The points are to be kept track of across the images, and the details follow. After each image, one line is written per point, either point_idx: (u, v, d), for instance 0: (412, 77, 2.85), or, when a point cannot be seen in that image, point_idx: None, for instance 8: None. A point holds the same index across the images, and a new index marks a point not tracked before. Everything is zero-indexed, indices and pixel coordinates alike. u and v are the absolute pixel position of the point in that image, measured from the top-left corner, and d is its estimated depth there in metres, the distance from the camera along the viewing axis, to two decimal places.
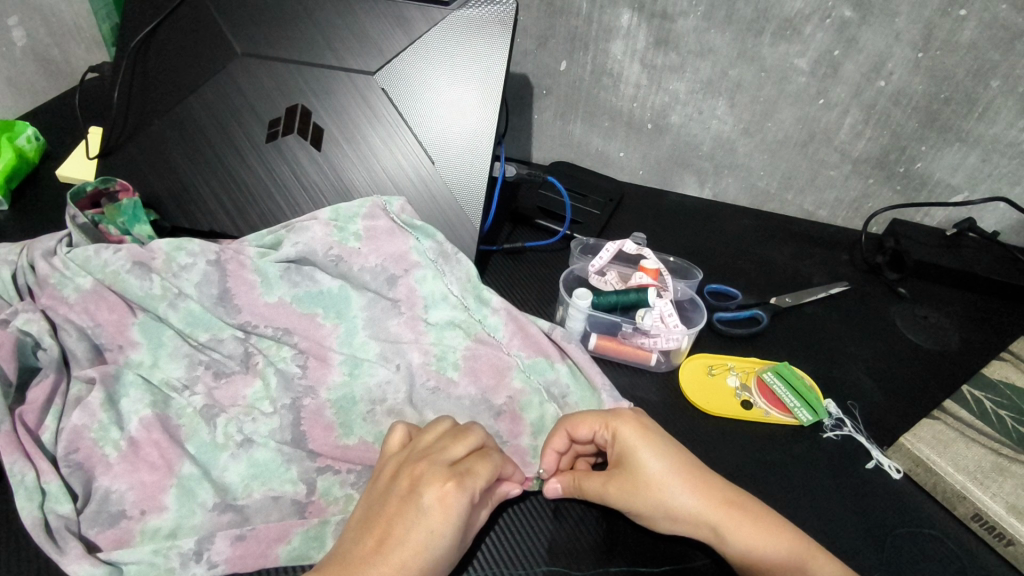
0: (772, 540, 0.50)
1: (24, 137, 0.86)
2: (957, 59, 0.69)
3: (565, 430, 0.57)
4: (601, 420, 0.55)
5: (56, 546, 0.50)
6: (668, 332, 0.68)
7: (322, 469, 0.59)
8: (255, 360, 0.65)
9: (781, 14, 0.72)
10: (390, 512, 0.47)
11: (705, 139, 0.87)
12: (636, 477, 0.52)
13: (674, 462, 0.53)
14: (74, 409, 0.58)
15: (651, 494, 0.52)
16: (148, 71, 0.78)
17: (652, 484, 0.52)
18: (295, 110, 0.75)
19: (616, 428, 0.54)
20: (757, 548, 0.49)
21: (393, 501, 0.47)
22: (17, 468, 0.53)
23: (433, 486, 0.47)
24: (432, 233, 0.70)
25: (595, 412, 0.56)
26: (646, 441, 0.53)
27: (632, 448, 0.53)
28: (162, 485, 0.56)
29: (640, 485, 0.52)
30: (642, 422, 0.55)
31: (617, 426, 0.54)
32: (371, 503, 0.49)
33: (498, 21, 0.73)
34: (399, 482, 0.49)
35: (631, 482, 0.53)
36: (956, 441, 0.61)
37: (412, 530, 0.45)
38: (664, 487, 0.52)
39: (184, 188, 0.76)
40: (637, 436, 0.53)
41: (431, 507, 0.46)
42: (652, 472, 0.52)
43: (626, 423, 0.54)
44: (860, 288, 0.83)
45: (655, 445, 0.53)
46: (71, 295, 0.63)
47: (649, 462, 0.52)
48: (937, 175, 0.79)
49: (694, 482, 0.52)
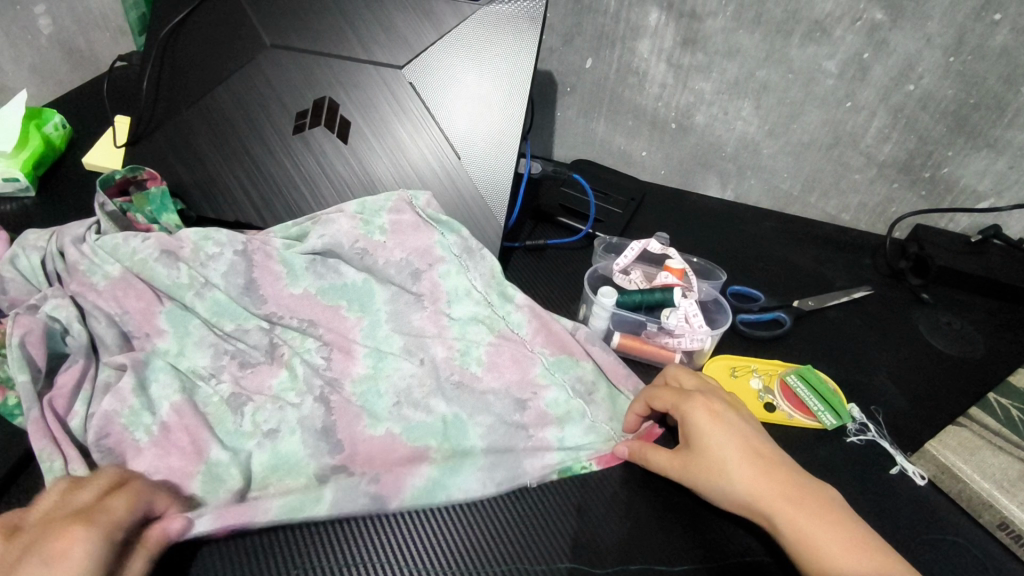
0: (828, 531, 0.48)
1: (51, 125, 0.87)
2: (988, 63, 0.69)
3: (645, 400, 0.59)
4: (674, 399, 0.57)
5: None
6: (692, 332, 0.68)
7: (338, 467, 0.59)
8: (280, 351, 0.65)
9: (811, 16, 0.72)
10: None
11: (730, 140, 0.86)
12: (701, 455, 0.53)
13: (740, 445, 0.53)
14: (103, 396, 0.59)
15: (711, 477, 0.52)
16: (177, 61, 0.79)
17: (712, 468, 0.52)
18: (322, 102, 0.75)
19: (686, 409, 0.55)
20: (818, 541, 0.48)
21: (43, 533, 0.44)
22: (47, 455, 0.54)
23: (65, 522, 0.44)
24: (457, 228, 0.70)
25: (670, 388, 0.58)
26: (714, 425, 0.54)
27: (699, 428, 0.54)
28: (188, 472, 0.56)
29: (705, 464, 0.53)
30: (712, 407, 0.55)
31: (686, 406, 0.55)
32: None
33: (528, 18, 0.73)
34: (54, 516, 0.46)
35: (695, 462, 0.53)
36: (982, 449, 0.62)
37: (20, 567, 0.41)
38: (723, 471, 0.52)
39: (210, 178, 0.76)
40: (704, 418, 0.54)
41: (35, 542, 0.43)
42: (718, 454, 0.52)
43: (695, 405, 0.55)
44: (883, 292, 0.83)
45: (720, 432, 0.53)
46: (99, 282, 0.64)
47: (714, 445, 0.53)
48: (963, 180, 0.78)
49: (757, 464, 0.52)
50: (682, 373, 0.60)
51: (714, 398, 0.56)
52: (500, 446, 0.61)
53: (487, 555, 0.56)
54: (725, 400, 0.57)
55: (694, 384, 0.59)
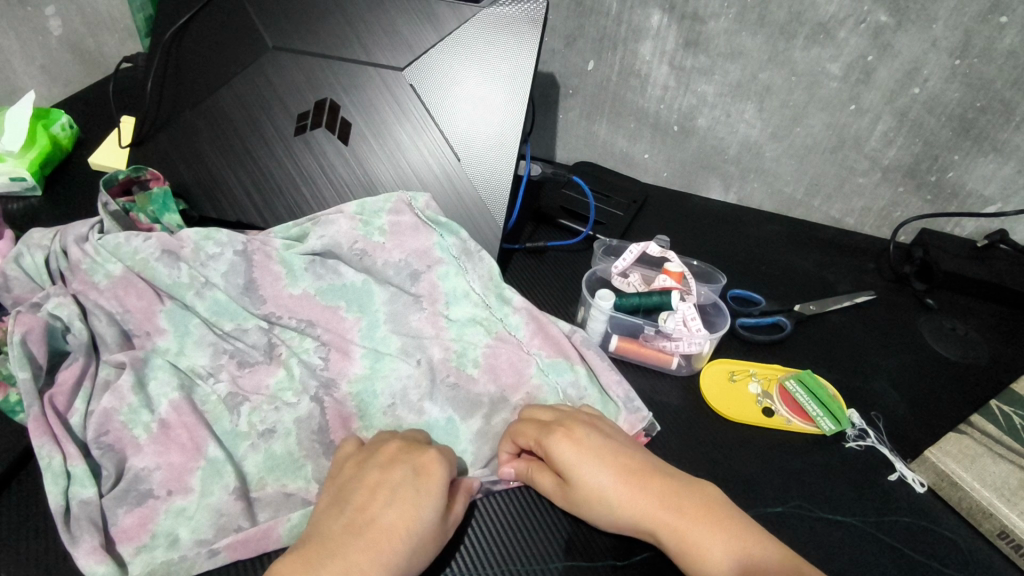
0: (712, 537, 0.47)
1: (59, 125, 0.88)
2: (995, 66, 0.68)
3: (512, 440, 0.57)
4: (536, 438, 0.55)
5: (70, 535, 0.51)
6: (690, 335, 0.67)
7: None
8: (279, 351, 0.66)
9: (815, 18, 0.71)
10: (368, 517, 0.47)
11: (733, 143, 0.86)
12: (576, 488, 0.52)
13: (609, 467, 0.51)
14: (103, 394, 0.59)
15: (590, 505, 0.51)
16: (181, 63, 0.79)
17: (589, 497, 0.51)
18: (324, 104, 0.75)
19: (549, 446, 0.53)
20: (703, 547, 0.47)
21: (372, 471, 0.51)
22: (46, 451, 0.54)
23: (413, 460, 0.51)
24: (456, 230, 0.70)
25: (531, 427, 0.56)
26: (580, 457, 0.52)
27: (565, 463, 0.52)
28: (188, 468, 0.56)
29: (582, 496, 0.51)
30: (574, 436, 0.53)
31: (548, 443, 0.53)
32: (340, 498, 0.50)
33: (528, 20, 0.73)
34: (345, 478, 0.52)
35: (575, 494, 0.52)
36: (983, 457, 0.60)
37: (399, 495, 0.48)
38: (602, 499, 0.51)
39: (212, 178, 0.77)
40: (569, 452, 0.52)
41: (416, 474, 0.50)
42: (588, 484, 0.51)
43: (557, 439, 0.53)
44: (887, 297, 0.82)
45: (588, 462, 0.51)
46: (101, 281, 0.64)
47: (586, 476, 0.51)
48: (969, 185, 0.78)
49: (632, 482, 0.51)
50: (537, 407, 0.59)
51: (574, 424, 0.55)
52: (492, 450, 0.62)
53: (480, 557, 0.56)
54: (586, 422, 0.56)
55: (554, 414, 0.57)
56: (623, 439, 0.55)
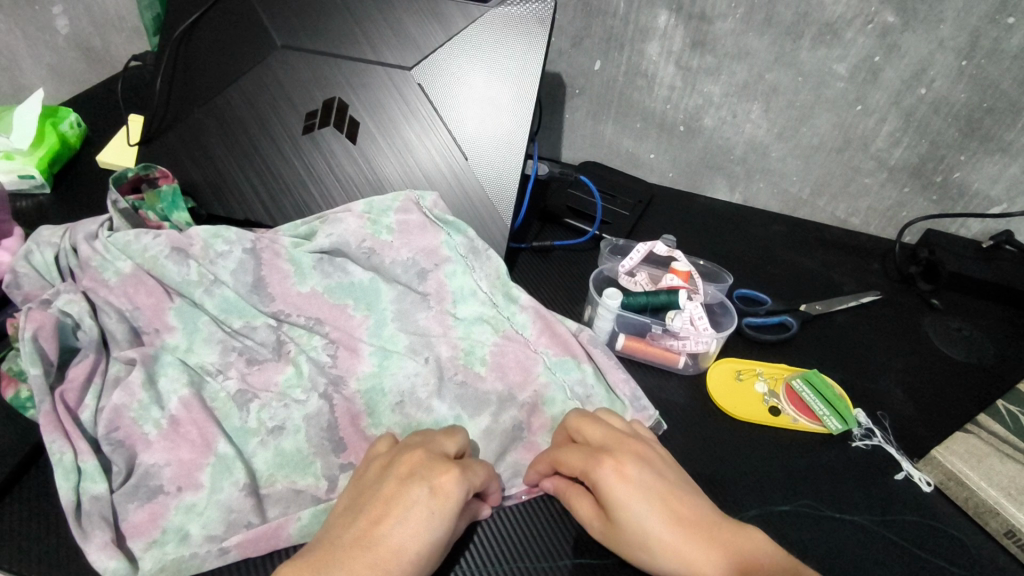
0: None
1: (66, 123, 0.88)
2: (1002, 67, 0.68)
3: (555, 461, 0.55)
4: (583, 465, 0.52)
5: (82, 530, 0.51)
6: (697, 334, 0.68)
7: (345, 466, 0.60)
8: (287, 348, 0.66)
9: (822, 19, 0.72)
10: (376, 534, 0.47)
11: (739, 143, 0.86)
12: (619, 526, 0.49)
13: (657, 511, 0.49)
14: (113, 390, 0.60)
15: (633, 546, 0.49)
16: (190, 62, 0.80)
17: (632, 537, 0.49)
18: (332, 103, 0.76)
19: (596, 477, 0.50)
20: None
21: (389, 485, 0.50)
22: (57, 447, 0.55)
23: (431, 475, 0.50)
24: (463, 229, 0.71)
25: (578, 450, 0.53)
26: (628, 495, 0.49)
27: (612, 499, 0.49)
28: (198, 464, 0.57)
29: (625, 535, 0.49)
30: (624, 471, 0.50)
31: (596, 473, 0.51)
32: (355, 508, 0.50)
33: (536, 20, 0.73)
34: (366, 483, 0.52)
35: (618, 532, 0.50)
36: (990, 456, 0.60)
37: (412, 515, 0.47)
38: (646, 543, 0.48)
39: (220, 177, 0.77)
40: (617, 487, 0.49)
41: (431, 493, 0.49)
42: (634, 525, 0.48)
43: (607, 472, 0.50)
44: (892, 297, 0.82)
45: (636, 502, 0.49)
46: (111, 278, 0.65)
47: (632, 517, 0.49)
48: (975, 185, 0.78)
49: (679, 530, 0.48)
50: (586, 425, 0.56)
51: (624, 453, 0.52)
52: (500, 448, 0.62)
53: (489, 556, 0.56)
54: (637, 451, 0.53)
55: (603, 436, 0.54)
56: (673, 475, 0.52)
